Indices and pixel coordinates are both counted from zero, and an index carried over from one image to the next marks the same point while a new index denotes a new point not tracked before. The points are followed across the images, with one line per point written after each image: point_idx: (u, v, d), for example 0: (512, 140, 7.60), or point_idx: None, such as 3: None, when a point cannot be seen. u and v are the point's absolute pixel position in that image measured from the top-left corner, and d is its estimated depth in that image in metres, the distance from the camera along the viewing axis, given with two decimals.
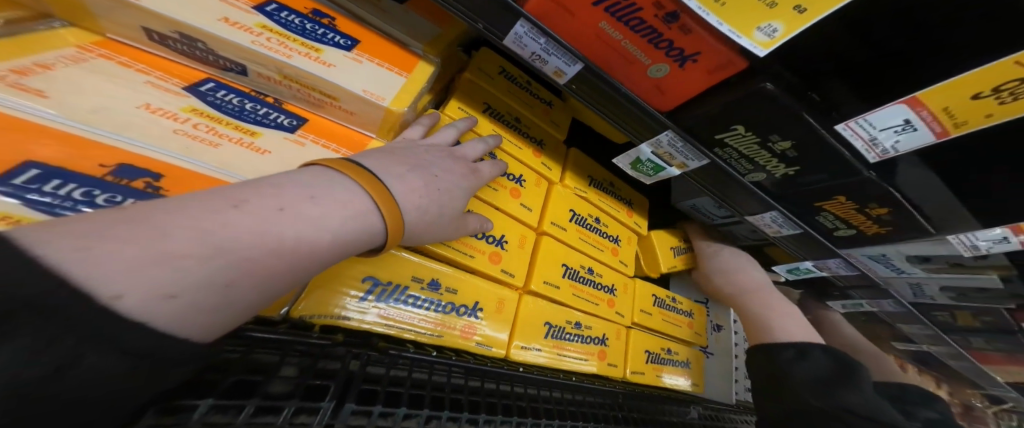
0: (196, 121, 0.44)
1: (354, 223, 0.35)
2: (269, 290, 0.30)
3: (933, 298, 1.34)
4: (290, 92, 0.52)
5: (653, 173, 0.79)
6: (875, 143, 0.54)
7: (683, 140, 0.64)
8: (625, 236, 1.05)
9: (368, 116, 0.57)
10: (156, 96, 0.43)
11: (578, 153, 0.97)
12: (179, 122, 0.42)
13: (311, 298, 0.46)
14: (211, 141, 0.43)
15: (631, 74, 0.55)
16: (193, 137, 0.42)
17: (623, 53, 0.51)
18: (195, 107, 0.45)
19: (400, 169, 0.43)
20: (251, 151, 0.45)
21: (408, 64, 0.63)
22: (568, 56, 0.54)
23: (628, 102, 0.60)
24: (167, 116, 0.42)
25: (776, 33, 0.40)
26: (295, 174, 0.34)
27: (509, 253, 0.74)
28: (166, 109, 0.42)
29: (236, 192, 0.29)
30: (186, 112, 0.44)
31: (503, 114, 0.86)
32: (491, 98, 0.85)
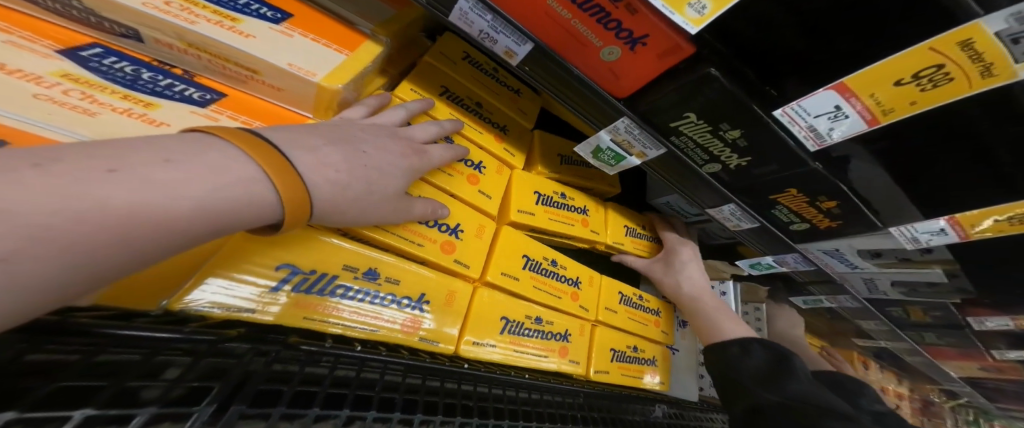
0: (69, 87, 0.39)
1: (247, 198, 0.30)
2: (120, 270, 0.25)
3: (886, 294, 1.39)
4: (200, 64, 0.48)
5: (614, 162, 0.78)
6: (812, 132, 0.54)
7: (637, 127, 0.63)
8: (596, 218, 1.02)
9: (299, 93, 0.52)
10: (22, 59, 0.38)
11: (545, 139, 0.95)
12: (46, 88, 0.38)
13: (207, 288, 0.41)
14: (88, 109, 0.39)
15: (583, 58, 0.53)
16: (63, 105, 0.38)
17: (572, 33, 0.49)
18: (68, 72, 0.40)
19: (317, 144, 0.39)
20: (140, 121, 0.40)
21: (351, 43, 0.58)
22: (516, 35, 0.51)
23: (583, 87, 0.58)
24: (30, 80, 0.37)
25: (706, 10, 0.38)
26: (170, 138, 0.29)
27: (464, 242, 0.71)
28: (28, 72, 0.37)
29: (77, 152, 0.24)
30: (56, 77, 0.39)
31: (464, 100, 0.83)
32: (451, 81, 0.82)
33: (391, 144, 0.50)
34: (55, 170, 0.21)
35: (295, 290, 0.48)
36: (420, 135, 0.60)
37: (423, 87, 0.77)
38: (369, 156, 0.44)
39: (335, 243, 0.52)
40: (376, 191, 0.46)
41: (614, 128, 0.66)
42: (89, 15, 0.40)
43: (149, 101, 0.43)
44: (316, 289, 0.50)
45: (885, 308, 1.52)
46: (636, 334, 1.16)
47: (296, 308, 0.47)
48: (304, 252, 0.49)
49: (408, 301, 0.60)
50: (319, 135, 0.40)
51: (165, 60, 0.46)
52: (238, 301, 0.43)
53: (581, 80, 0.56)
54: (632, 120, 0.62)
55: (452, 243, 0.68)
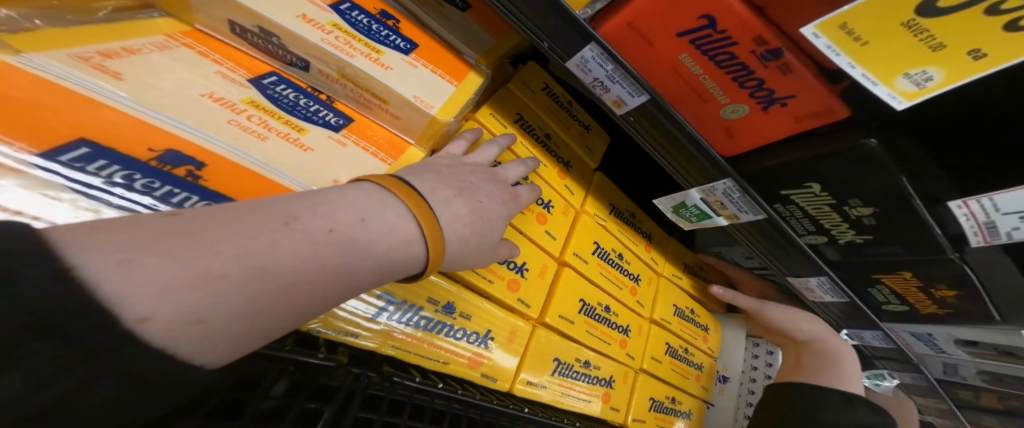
0: (252, 114, 0.44)
1: (393, 251, 0.34)
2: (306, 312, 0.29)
3: (963, 378, 1.21)
4: (342, 92, 0.51)
5: (696, 220, 0.75)
6: (990, 226, 0.50)
7: (742, 190, 0.59)
8: (645, 276, 1.05)
9: (412, 123, 0.56)
10: (222, 85, 0.43)
11: (601, 179, 0.93)
12: (234, 112, 0.43)
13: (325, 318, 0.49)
14: (262, 134, 0.44)
15: (697, 111, 0.51)
16: (246, 130, 0.43)
17: (695, 88, 0.47)
18: (255, 100, 0.45)
19: (443, 194, 0.42)
20: (295, 147, 0.46)
21: (458, 72, 0.61)
22: (633, 87, 0.50)
23: (684, 140, 0.55)
24: (226, 106, 0.42)
25: (930, 81, 0.34)
26: (348, 193, 0.33)
27: (528, 282, 0.73)
28: (227, 99, 0.42)
29: (291, 209, 0.29)
30: (245, 103, 0.44)
31: (536, 131, 0.81)
32: (525, 109, 0.81)
33: (494, 188, 0.52)
34: (286, 232, 0.27)
35: (387, 319, 0.54)
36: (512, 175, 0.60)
37: (502, 113, 0.76)
38: (483, 205, 0.47)
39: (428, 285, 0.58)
40: (484, 237, 0.47)
41: (709, 188, 0.62)
42: (277, 48, 0.45)
43: (301, 126, 0.48)
44: (405, 322, 0.56)
45: (971, 403, 1.32)
46: (676, 387, 1.13)
47: (389, 339, 0.54)
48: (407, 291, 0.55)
49: (475, 336, 0.64)
50: (443, 183, 0.43)
51: (317, 86, 0.51)
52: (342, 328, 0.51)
53: (688, 132, 0.53)
54: (740, 185, 0.58)
55: (519, 282, 0.71)
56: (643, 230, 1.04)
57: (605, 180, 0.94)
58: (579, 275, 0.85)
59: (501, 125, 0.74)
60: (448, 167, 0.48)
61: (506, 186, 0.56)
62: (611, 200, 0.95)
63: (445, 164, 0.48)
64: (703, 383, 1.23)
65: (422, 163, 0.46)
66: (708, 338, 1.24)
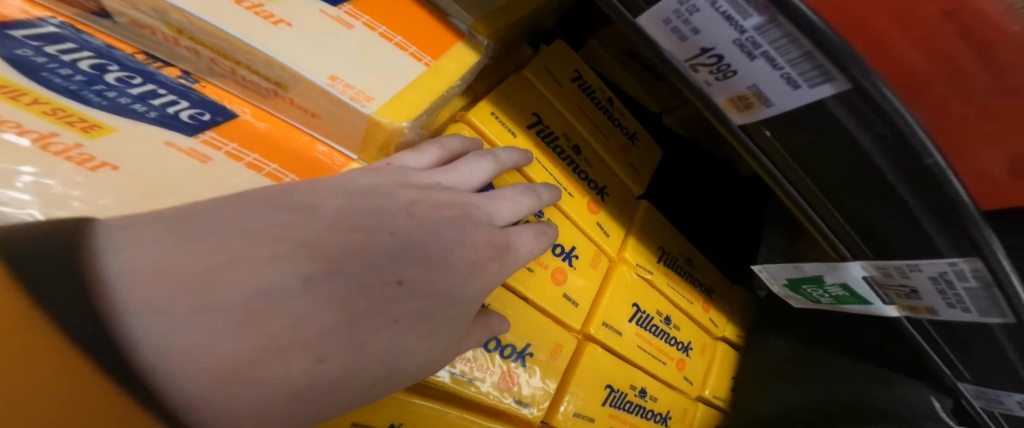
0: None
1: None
2: None
3: None
4: (202, 64, 0.30)
5: (825, 300, 0.43)
6: None
7: (988, 282, 0.28)
8: (700, 343, 0.74)
9: (340, 123, 0.31)
10: None
11: (649, 210, 0.64)
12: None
13: None
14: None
15: (959, 121, 0.21)
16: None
17: (995, 63, 0.17)
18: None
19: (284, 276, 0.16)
20: (68, 162, 0.22)
21: (437, 42, 0.37)
22: (803, 62, 0.20)
23: (899, 186, 0.24)
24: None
25: None
26: None
27: (533, 372, 0.49)
28: None
29: None
30: None
31: (559, 142, 0.55)
32: (544, 106, 0.54)
33: (455, 238, 0.26)
34: None
35: None
36: (504, 212, 0.34)
37: (511, 114, 0.50)
38: (409, 293, 0.21)
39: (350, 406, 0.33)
40: (405, 357, 0.21)
41: (902, 270, 0.31)
42: None
43: (102, 122, 0.25)
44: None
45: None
46: None
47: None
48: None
49: None
50: (304, 244, 0.18)
51: (152, 51, 0.30)
52: None
53: (937, 175, 0.22)
54: (995, 277, 0.27)
55: (520, 377, 0.48)
56: (700, 282, 0.73)
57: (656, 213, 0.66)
58: (607, 353, 0.59)
59: (508, 133, 0.49)
60: (351, 199, 0.22)
61: (488, 231, 0.29)
62: (662, 243, 0.66)
63: (351, 192, 0.23)
64: None
65: (283, 191, 0.21)
66: None
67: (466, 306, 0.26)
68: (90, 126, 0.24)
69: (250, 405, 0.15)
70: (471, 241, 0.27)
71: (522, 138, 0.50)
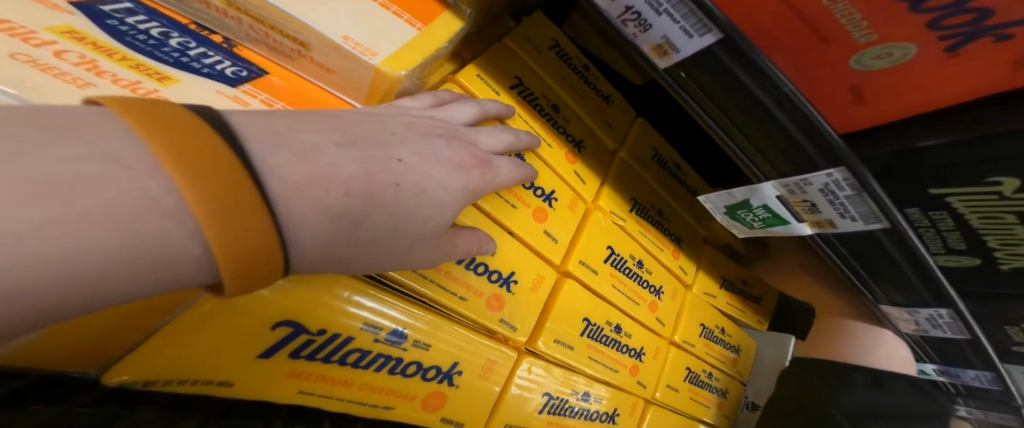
0: (67, 48, 0.29)
1: (150, 242, 0.15)
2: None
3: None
4: (242, 31, 0.37)
5: (759, 225, 0.52)
6: None
7: (857, 187, 0.37)
8: (670, 288, 0.84)
9: (350, 77, 0.39)
10: (18, 6, 0.29)
11: (624, 165, 0.72)
12: (35, 47, 0.28)
13: (164, 363, 0.31)
14: (83, 79, 0.29)
15: (804, 58, 0.28)
16: (50, 72, 0.28)
17: (809, 20, 0.25)
18: (73, 29, 0.30)
19: (319, 141, 0.23)
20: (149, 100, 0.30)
21: (426, 11, 0.44)
22: (691, 18, 0.29)
23: (772, 108, 0.33)
24: (15, 35, 0.27)
25: None
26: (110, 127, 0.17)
27: (517, 298, 0.58)
28: (15, 25, 0.28)
29: None
30: (52, 33, 0.29)
31: (539, 101, 0.62)
32: (525, 70, 0.61)
33: (445, 148, 0.33)
34: None
35: (294, 354, 0.39)
36: (489, 142, 0.42)
37: (494, 76, 0.57)
38: (406, 169, 0.27)
39: (352, 306, 0.41)
40: (409, 222, 0.28)
41: (797, 185, 0.40)
42: None
43: (168, 74, 0.34)
44: (324, 356, 0.41)
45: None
46: (695, 414, 0.94)
47: (293, 378, 0.40)
48: (315, 314, 0.39)
49: (435, 371, 0.51)
50: (333, 129, 0.25)
51: (201, 22, 0.38)
52: (202, 372, 0.34)
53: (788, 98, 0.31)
54: (859, 180, 0.36)
55: (507, 301, 0.57)
56: (669, 232, 0.82)
57: (629, 164, 0.74)
58: (585, 289, 0.68)
59: (493, 92, 0.56)
60: (364, 116, 0.30)
61: (470, 148, 0.37)
62: (634, 195, 0.74)
63: (365, 113, 0.30)
64: (727, 412, 1.01)
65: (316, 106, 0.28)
66: (738, 360, 1.02)
67: (457, 195, 0.32)
68: (159, 78, 0.33)
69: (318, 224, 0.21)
70: (456, 151, 0.34)
71: (505, 96, 0.57)
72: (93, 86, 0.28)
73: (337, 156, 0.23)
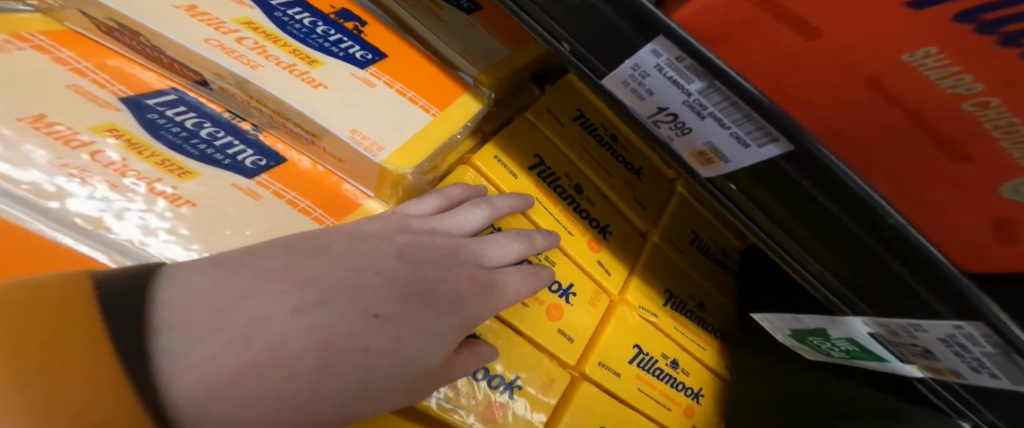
0: (103, 149, 0.29)
1: None
2: None
3: None
4: (265, 119, 0.37)
5: (840, 355, 0.40)
6: None
7: (1003, 347, 0.26)
8: (720, 396, 0.66)
9: (360, 169, 0.37)
10: (69, 105, 0.29)
11: (656, 248, 0.64)
12: (73, 148, 0.28)
13: None
14: (117, 183, 0.28)
15: (915, 175, 0.20)
16: (84, 177, 0.27)
17: (936, 132, 0.17)
18: (115, 127, 0.31)
19: (278, 307, 0.21)
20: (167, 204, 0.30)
21: (444, 94, 0.42)
22: (746, 123, 0.22)
23: (867, 237, 0.24)
24: (58, 137, 0.27)
25: None
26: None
27: (522, 405, 0.49)
28: (61, 128, 0.28)
29: None
30: (97, 133, 0.29)
31: (560, 181, 0.57)
32: (547, 148, 0.57)
33: (438, 275, 0.30)
34: None
35: None
36: (496, 253, 0.37)
37: (513, 156, 0.54)
38: (387, 323, 0.24)
39: None
40: (379, 378, 0.24)
41: (907, 329, 0.29)
42: (161, 54, 0.34)
43: (191, 169, 0.33)
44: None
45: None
46: None
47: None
48: None
49: None
50: (308, 280, 0.23)
51: (234, 110, 0.39)
52: None
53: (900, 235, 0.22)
54: (1010, 343, 0.25)
55: (508, 412, 0.48)
56: (712, 326, 0.69)
57: (664, 249, 0.65)
58: (605, 395, 0.56)
59: (510, 175, 0.52)
60: (353, 241, 0.28)
61: (473, 270, 0.33)
62: (670, 285, 0.64)
63: (354, 238, 0.28)
64: None
65: (296, 240, 0.26)
66: None
67: (445, 336, 0.28)
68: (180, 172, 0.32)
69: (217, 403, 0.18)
70: (456, 283, 0.30)
71: (523, 176, 0.53)
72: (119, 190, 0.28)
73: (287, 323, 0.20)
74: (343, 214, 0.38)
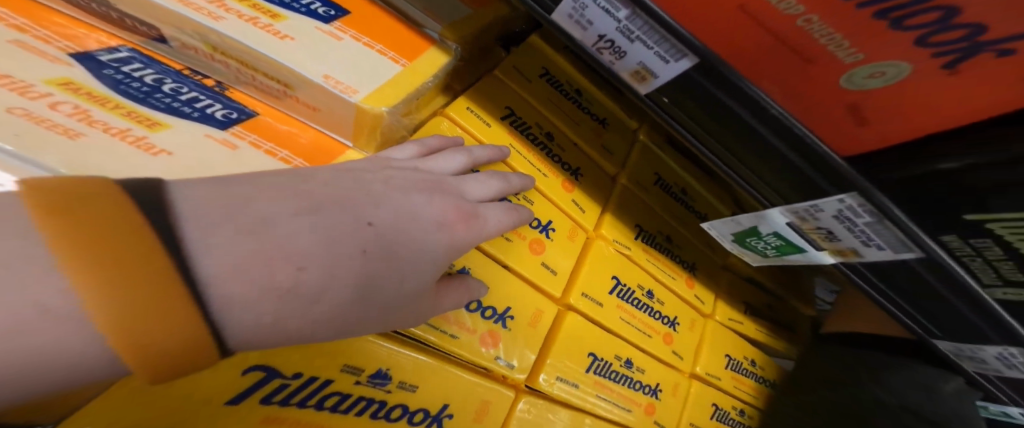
0: (60, 99, 0.29)
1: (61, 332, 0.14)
2: None
3: None
4: (232, 75, 0.39)
5: (773, 253, 0.49)
6: None
7: (877, 214, 0.33)
8: (687, 318, 0.77)
9: (334, 115, 0.39)
10: (22, 57, 0.29)
11: (625, 189, 0.70)
12: (31, 99, 0.27)
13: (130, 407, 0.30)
14: (74, 130, 0.28)
15: (788, 81, 0.27)
16: (43, 123, 0.27)
17: (788, 41, 0.23)
18: (71, 81, 0.31)
19: (276, 208, 0.21)
20: (136, 149, 0.30)
21: (409, 48, 0.45)
22: (664, 43, 0.30)
23: (765, 132, 0.32)
24: (13, 87, 0.27)
25: None
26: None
27: (514, 333, 0.55)
28: (16, 80, 0.28)
29: None
30: (51, 85, 0.29)
31: (532, 131, 0.61)
32: (516, 100, 0.61)
33: (421, 198, 0.33)
34: None
35: (267, 400, 0.37)
36: (475, 191, 0.42)
37: (484, 107, 0.57)
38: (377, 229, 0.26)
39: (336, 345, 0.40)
40: (384, 281, 0.27)
41: (809, 211, 0.36)
42: (110, 11, 0.34)
43: (159, 120, 0.34)
44: (299, 400, 0.39)
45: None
46: None
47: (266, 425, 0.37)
48: (289, 354, 0.38)
49: (424, 414, 0.47)
50: (308, 183, 0.26)
51: (195, 68, 0.40)
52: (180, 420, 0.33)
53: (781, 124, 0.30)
54: (877, 207, 0.32)
55: (502, 337, 0.53)
56: (679, 258, 0.77)
57: (630, 190, 0.71)
58: (588, 323, 0.63)
59: (484, 124, 0.56)
60: (339, 172, 0.30)
61: (455, 201, 0.36)
62: (639, 221, 0.71)
63: (343, 168, 0.31)
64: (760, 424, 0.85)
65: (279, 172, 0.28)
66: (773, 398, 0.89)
67: (434, 253, 0.32)
68: (150, 124, 0.33)
69: (247, 300, 0.18)
70: (437, 205, 0.34)
71: (495, 126, 0.57)
72: (85, 136, 0.28)
73: (295, 225, 0.21)
74: (314, 160, 0.40)
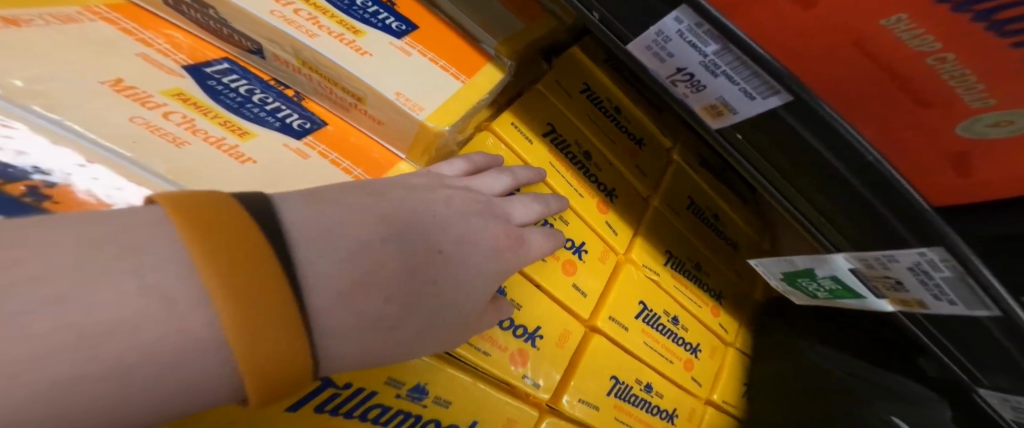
0: (174, 110, 0.32)
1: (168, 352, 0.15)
2: None
3: None
4: (311, 86, 0.40)
5: (826, 295, 0.46)
6: None
7: (959, 272, 0.31)
8: (711, 346, 0.75)
9: (397, 129, 0.40)
10: (141, 70, 0.32)
11: (660, 213, 0.69)
12: (148, 108, 0.30)
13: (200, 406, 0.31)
14: (182, 139, 0.30)
15: (890, 120, 0.25)
16: (157, 132, 0.29)
17: (905, 81, 0.22)
18: (182, 91, 0.33)
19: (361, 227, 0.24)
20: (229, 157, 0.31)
21: (470, 64, 0.45)
22: (753, 80, 0.29)
23: (847, 175, 0.30)
24: (136, 99, 0.30)
25: None
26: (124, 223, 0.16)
27: (542, 353, 0.54)
28: (140, 91, 0.31)
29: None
30: (167, 96, 0.32)
31: (571, 148, 0.61)
32: (558, 116, 0.61)
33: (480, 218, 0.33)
34: None
35: (318, 407, 0.38)
36: (522, 213, 0.41)
37: (528, 123, 0.57)
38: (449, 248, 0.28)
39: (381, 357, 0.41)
40: (447, 297, 0.28)
41: (880, 260, 0.35)
42: (223, 26, 0.36)
43: (248, 129, 0.35)
44: (348, 408, 0.40)
45: None
46: None
47: None
48: None
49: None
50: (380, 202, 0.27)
51: (281, 79, 0.41)
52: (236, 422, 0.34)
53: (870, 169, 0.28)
54: (962, 264, 0.30)
55: (531, 358, 0.53)
56: (710, 287, 0.76)
57: (663, 214, 0.70)
58: (613, 346, 0.62)
59: (526, 140, 0.56)
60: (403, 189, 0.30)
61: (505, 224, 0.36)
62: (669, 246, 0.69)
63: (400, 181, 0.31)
64: None
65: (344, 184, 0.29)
66: None
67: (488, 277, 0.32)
68: (240, 132, 0.34)
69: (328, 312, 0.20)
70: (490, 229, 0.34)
71: (537, 142, 0.57)
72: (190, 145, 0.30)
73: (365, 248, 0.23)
74: (371, 170, 0.40)
